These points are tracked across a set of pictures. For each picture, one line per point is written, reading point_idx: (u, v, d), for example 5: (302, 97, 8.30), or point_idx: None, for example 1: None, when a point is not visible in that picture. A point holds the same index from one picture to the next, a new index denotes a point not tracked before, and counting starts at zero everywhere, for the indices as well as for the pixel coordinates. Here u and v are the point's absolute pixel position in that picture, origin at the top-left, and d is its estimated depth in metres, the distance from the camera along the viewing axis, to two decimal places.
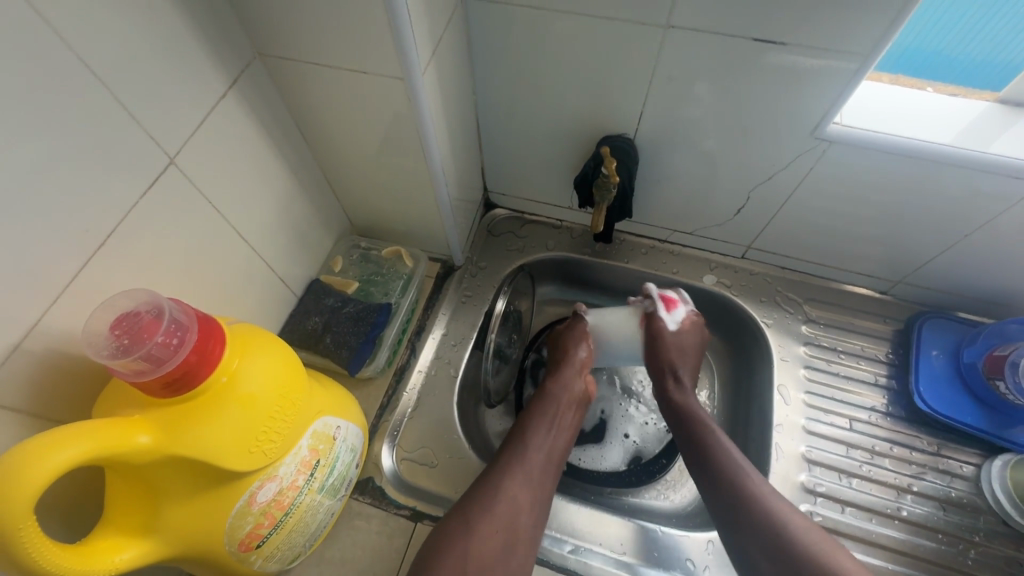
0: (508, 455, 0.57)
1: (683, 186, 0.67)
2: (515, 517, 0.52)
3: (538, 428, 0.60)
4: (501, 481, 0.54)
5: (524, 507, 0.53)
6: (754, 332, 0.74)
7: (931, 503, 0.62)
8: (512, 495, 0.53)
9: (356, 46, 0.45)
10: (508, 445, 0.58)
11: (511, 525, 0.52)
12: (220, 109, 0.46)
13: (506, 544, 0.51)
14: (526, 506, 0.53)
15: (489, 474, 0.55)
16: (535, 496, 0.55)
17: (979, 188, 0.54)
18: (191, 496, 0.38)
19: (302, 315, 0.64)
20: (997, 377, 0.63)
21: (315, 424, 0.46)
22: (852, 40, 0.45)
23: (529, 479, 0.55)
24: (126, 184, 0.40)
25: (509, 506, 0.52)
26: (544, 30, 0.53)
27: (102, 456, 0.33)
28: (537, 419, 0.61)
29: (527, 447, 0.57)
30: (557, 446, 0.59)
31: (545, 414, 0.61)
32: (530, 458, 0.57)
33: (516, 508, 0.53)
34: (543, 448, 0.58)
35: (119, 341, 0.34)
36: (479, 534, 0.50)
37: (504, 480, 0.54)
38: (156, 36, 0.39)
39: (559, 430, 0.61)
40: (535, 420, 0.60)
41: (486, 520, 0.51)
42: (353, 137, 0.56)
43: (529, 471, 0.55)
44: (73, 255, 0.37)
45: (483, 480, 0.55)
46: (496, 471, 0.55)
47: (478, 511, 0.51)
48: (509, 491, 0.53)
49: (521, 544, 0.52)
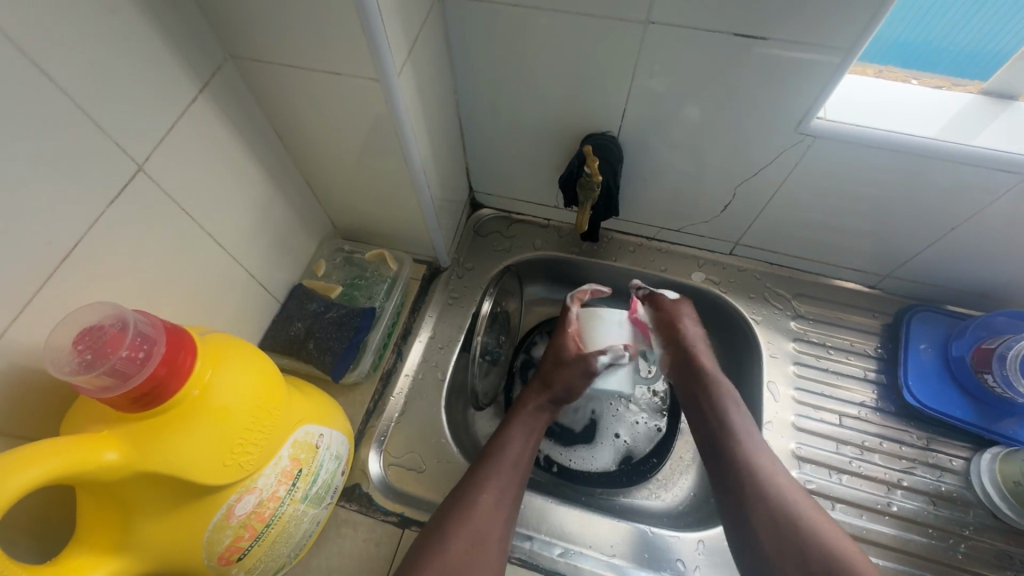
0: (481, 468, 0.57)
1: (669, 184, 0.67)
2: (486, 529, 0.52)
3: (508, 439, 0.59)
4: (474, 492, 0.54)
5: (498, 519, 0.53)
6: (743, 329, 0.73)
7: (921, 497, 0.62)
8: (485, 504, 0.53)
9: (328, 46, 0.44)
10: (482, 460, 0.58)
11: (484, 536, 0.52)
12: (190, 114, 0.45)
13: (479, 553, 0.51)
14: (498, 516, 0.53)
15: (462, 487, 0.55)
16: (506, 506, 0.54)
17: (964, 181, 0.53)
18: (165, 511, 0.37)
19: (285, 321, 0.63)
20: (985, 370, 0.63)
21: (296, 434, 0.45)
22: (835, 33, 0.45)
23: (502, 487, 0.55)
24: (91, 193, 0.39)
25: (481, 515, 0.53)
26: (524, 27, 0.52)
27: (69, 475, 0.32)
28: (508, 430, 0.61)
29: (497, 457, 0.57)
30: (527, 455, 0.59)
31: (519, 425, 0.61)
32: (503, 473, 0.56)
33: (488, 518, 0.53)
34: (515, 457, 0.58)
35: (81, 356, 0.33)
36: (451, 546, 0.50)
37: (473, 490, 0.54)
38: (122, 41, 0.38)
39: (531, 439, 0.61)
40: (505, 431, 0.60)
41: (459, 531, 0.51)
42: (332, 140, 0.55)
43: (501, 481, 0.55)
44: (36, 265, 0.36)
45: (456, 492, 0.55)
46: (468, 484, 0.55)
47: (451, 523, 0.52)
48: (480, 501, 0.53)
49: (493, 553, 0.52)
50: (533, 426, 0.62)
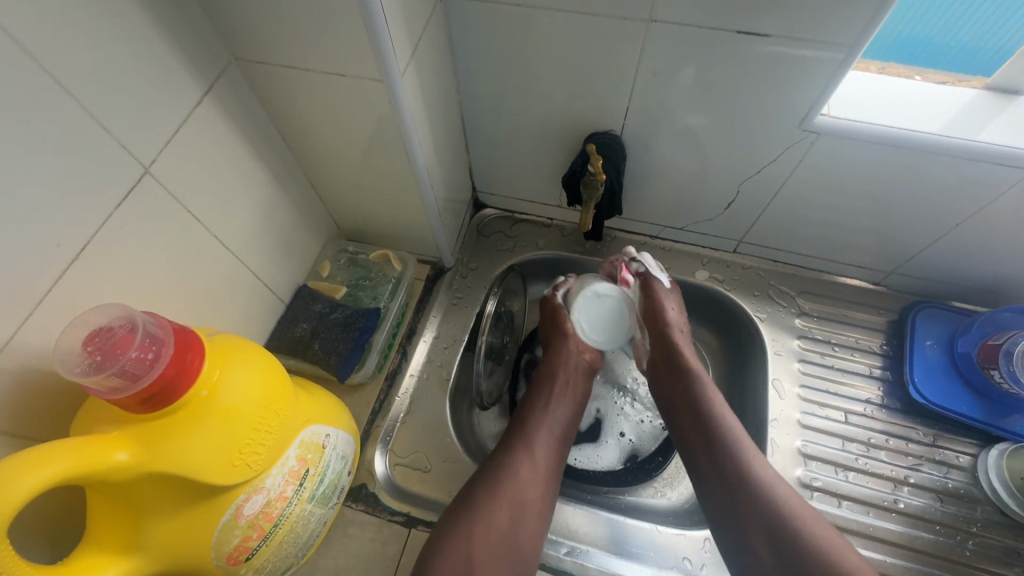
0: (515, 437, 0.57)
1: (673, 182, 0.67)
2: (522, 493, 0.53)
3: (537, 410, 0.60)
4: (507, 461, 0.55)
5: (533, 483, 0.54)
6: (748, 327, 0.73)
7: (928, 494, 0.62)
8: (518, 470, 0.54)
9: (332, 48, 0.44)
10: (514, 428, 0.59)
11: (520, 500, 0.53)
12: (195, 117, 0.45)
13: (518, 516, 0.52)
14: (533, 483, 0.54)
15: (496, 455, 0.56)
16: (541, 474, 0.55)
17: (968, 176, 0.53)
18: (174, 512, 0.38)
19: (290, 322, 0.64)
20: (991, 367, 0.63)
21: (303, 434, 0.46)
22: (837, 29, 0.44)
23: (536, 459, 0.56)
24: (99, 197, 0.39)
25: (517, 481, 0.53)
26: (526, 27, 0.52)
27: (80, 475, 0.32)
28: (537, 401, 0.61)
29: (528, 428, 0.58)
30: (558, 425, 0.60)
31: (547, 392, 0.62)
32: (533, 439, 0.57)
33: (524, 484, 0.53)
34: (545, 427, 0.59)
35: (92, 358, 0.33)
36: (490, 508, 0.51)
37: (508, 457, 0.55)
38: (128, 45, 0.38)
39: (560, 409, 0.61)
40: (534, 403, 0.61)
41: (497, 495, 0.52)
42: (336, 141, 0.55)
43: (532, 451, 0.56)
44: (46, 268, 0.37)
45: (490, 461, 0.56)
46: (502, 453, 0.56)
47: (488, 488, 0.53)
48: (515, 467, 0.54)
49: (532, 517, 0.52)
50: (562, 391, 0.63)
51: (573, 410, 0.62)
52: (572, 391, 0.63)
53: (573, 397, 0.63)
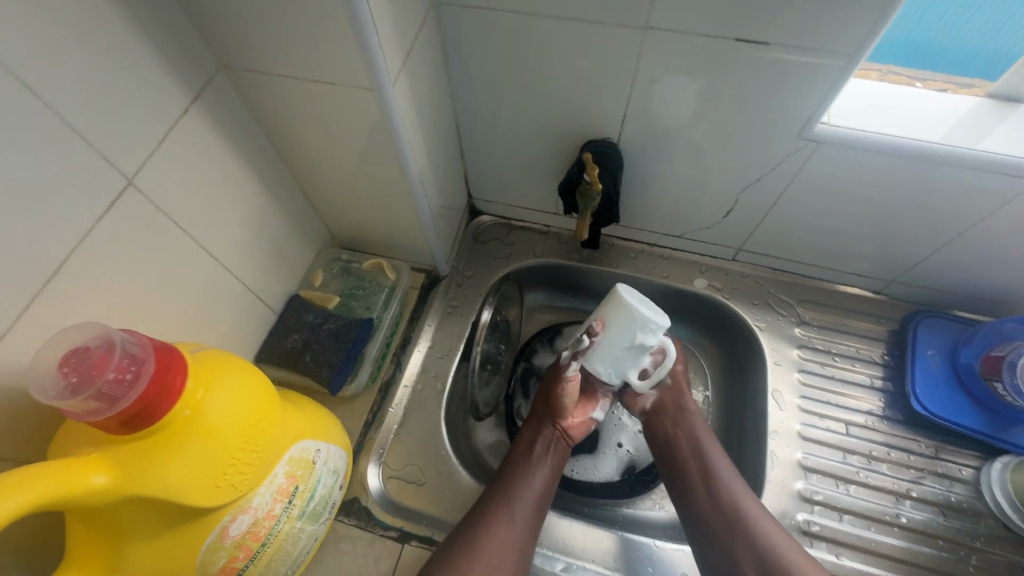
0: (499, 495, 0.56)
1: (671, 190, 0.66)
2: (515, 548, 0.53)
3: (518, 470, 0.58)
4: (497, 517, 0.54)
5: (515, 541, 0.53)
6: (747, 336, 0.72)
7: (930, 508, 0.61)
8: (511, 525, 0.53)
9: (322, 56, 0.43)
10: (494, 488, 0.57)
11: (501, 557, 0.52)
12: (182, 126, 0.44)
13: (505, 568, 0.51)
14: (511, 545, 0.53)
15: (480, 509, 0.55)
16: (518, 539, 0.53)
17: (970, 186, 0.52)
18: (157, 534, 0.37)
19: (282, 332, 0.63)
20: (994, 378, 0.61)
21: (292, 450, 0.45)
22: (838, 37, 0.44)
23: (515, 519, 0.54)
24: (81, 209, 0.38)
25: (498, 540, 0.52)
26: (521, 34, 0.51)
27: (56, 500, 0.31)
28: (519, 461, 0.59)
29: (507, 489, 0.56)
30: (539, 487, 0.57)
31: (526, 456, 0.60)
32: (526, 492, 0.56)
33: (501, 546, 0.52)
34: (526, 489, 0.57)
35: (66, 381, 0.32)
36: (479, 557, 0.51)
37: (495, 514, 0.54)
38: (111, 53, 0.37)
39: (544, 469, 0.59)
40: (516, 462, 0.59)
41: (485, 545, 0.52)
42: (328, 149, 0.54)
43: (509, 514, 0.54)
44: (24, 283, 0.36)
45: (471, 517, 0.54)
46: (488, 509, 0.55)
47: (474, 540, 0.52)
48: (502, 521, 0.54)
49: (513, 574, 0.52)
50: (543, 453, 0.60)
51: (555, 469, 0.60)
52: (554, 453, 0.61)
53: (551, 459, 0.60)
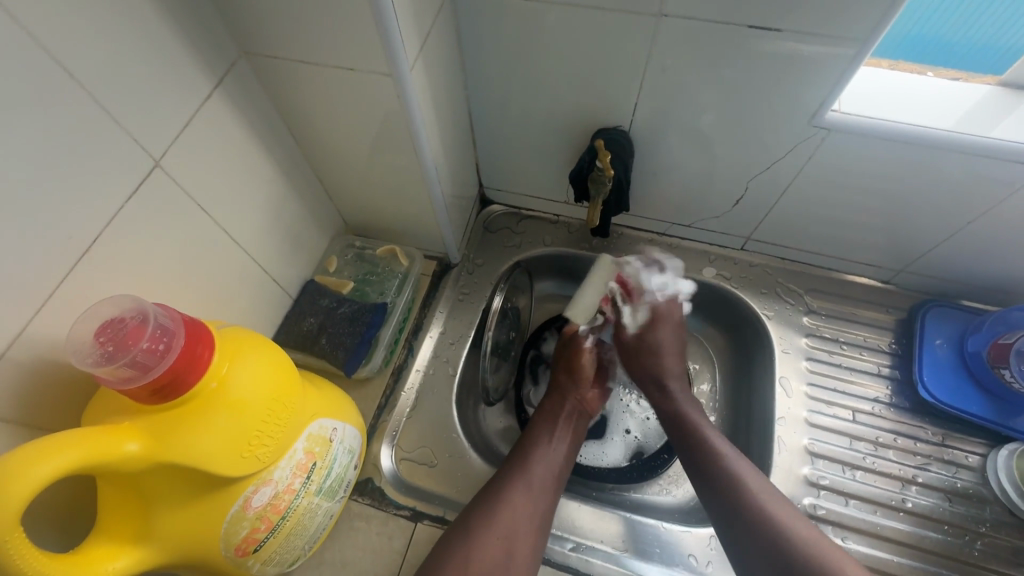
0: (512, 469, 0.57)
1: (681, 178, 0.66)
2: (517, 527, 0.52)
3: (540, 442, 0.60)
4: (502, 495, 0.54)
5: (526, 516, 0.54)
6: (755, 324, 0.73)
7: (936, 494, 0.62)
8: (516, 500, 0.54)
9: (341, 43, 0.44)
10: (513, 458, 0.59)
11: (511, 538, 0.52)
12: (205, 111, 0.45)
13: (506, 556, 0.51)
14: (528, 518, 0.54)
15: (492, 489, 0.55)
16: (538, 509, 0.55)
17: (979, 174, 0.53)
18: (183, 502, 0.38)
19: (298, 316, 0.64)
20: (1002, 365, 0.62)
21: (311, 427, 0.46)
22: (850, 24, 0.44)
23: (532, 490, 0.56)
24: (110, 190, 0.39)
25: (509, 518, 0.53)
26: (535, 22, 0.52)
27: (91, 465, 0.32)
28: (540, 433, 0.61)
29: (529, 460, 0.58)
30: (560, 460, 0.60)
31: (547, 425, 0.63)
32: (532, 469, 0.57)
33: (518, 520, 0.53)
34: (546, 461, 0.59)
35: (103, 348, 0.34)
36: (478, 548, 0.50)
37: (504, 490, 0.55)
38: (139, 38, 0.38)
39: (563, 444, 0.62)
40: (536, 435, 0.61)
41: (486, 535, 0.51)
42: (344, 136, 0.56)
43: (531, 484, 0.56)
44: (59, 259, 0.37)
45: (487, 491, 0.55)
46: (498, 486, 0.55)
47: (479, 525, 0.52)
48: (505, 507, 0.53)
49: (523, 554, 0.52)
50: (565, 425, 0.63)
51: (573, 447, 0.62)
52: (572, 431, 0.63)
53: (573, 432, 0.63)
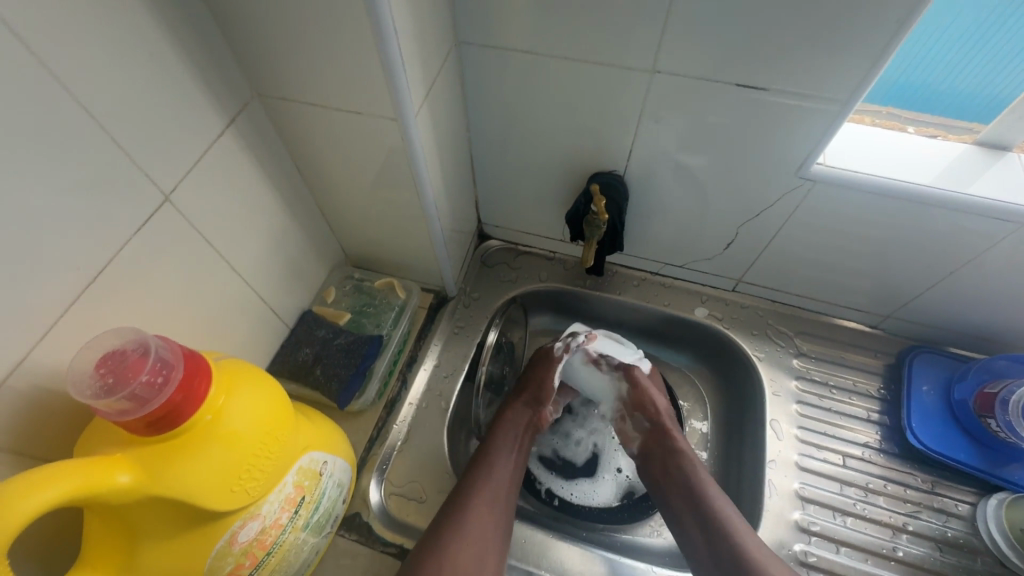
0: (475, 474, 0.58)
1: (673, 221, 0.68)
2: (485, 531, 0.54)
3: (498, 452, 0.61)
4: (470, 499, 0.56)
5: (494, 521, 0.55)
6: (745, 365, 0.74)
7: (927, 543, 0.61)
8: (482, 506, 0.56)
9: (348, 88, 0.46)
10: (474, 465, 0.60)
11: (481, 539, 0.54)
12: (215, 148, 0.47)
13: (479, 559, 0.53)
14: (493, 519, 0.55)
15: (457, 494, 0.57)
16: (502, 512, 0.57)
17: (960, 226, 0.55)
18: (170, 536, 0.38)
19: (294, 346, 0.64)
20: (987, 415, 0.63)
21: (301, 460, 0.46)
22: (829, 87, 0.47)
23: (496, 496, 0.57)
24: (121, 223, 0.41)
25: (479, 523, 0.54)
26: (534, 74, 0.55)
27: (80, 497, 0.33)
28: (498, 442, 0.62)
29: (491, 466, 0.59)
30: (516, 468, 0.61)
31: (504, 440, 0.63)
32: (493, 477, 0.59)
33: (485, 523, 0.55)
34: (506, 469, 0.60)
35: (103, 380, 0.34)
36: (453, 551, 0.52)
37: (471, 494, 0.56)
38: (160, 79, 0.40)
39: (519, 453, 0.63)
40: (495, 441, 0.62)
41: (458, 537, 0.53)
42: (348, 174, 0.58)
43: (495, 489, 0.58)
44: (65, 289, 0.38)
45: (453, 496, 0.56)
46: (465, 490, 0.57)
47: (452, 528, 0.53)
48: (474, 512, 0.55)
49: (493, 556, 0.54)
50: (515, 436, 0.64)
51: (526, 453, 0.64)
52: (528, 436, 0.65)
53: (524, 441, 0.65)
